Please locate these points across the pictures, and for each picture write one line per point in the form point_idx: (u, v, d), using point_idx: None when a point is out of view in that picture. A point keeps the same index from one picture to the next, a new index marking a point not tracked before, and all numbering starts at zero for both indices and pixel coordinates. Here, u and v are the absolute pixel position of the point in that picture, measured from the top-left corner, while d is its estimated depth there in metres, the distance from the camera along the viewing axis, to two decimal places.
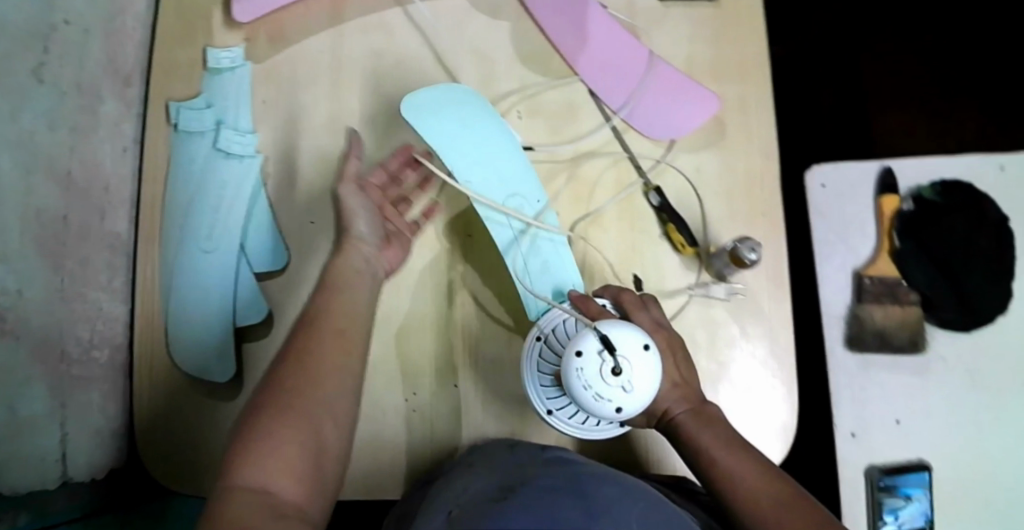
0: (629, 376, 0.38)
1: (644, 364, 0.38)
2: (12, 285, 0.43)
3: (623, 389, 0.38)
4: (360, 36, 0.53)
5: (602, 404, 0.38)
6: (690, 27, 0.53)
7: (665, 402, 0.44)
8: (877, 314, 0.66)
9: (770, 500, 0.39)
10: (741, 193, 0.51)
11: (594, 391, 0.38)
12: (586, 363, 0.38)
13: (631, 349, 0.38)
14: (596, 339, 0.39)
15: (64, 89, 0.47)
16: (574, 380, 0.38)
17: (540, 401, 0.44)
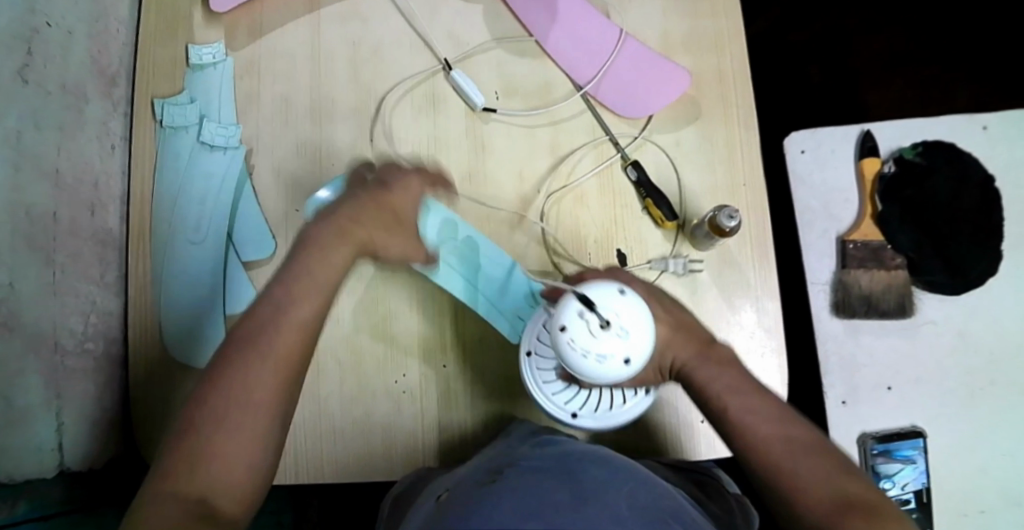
0: (620, 322, 0.34)
1: (628, 304, 0.34)
2: (4, 278, 0.44)
3: (620, 338, 0.34)
4: (337, 27, 0.54)
5: (611, 364, 0.34)
6: (663, 1, 0.53)
7: (673, 353, 0.42)
8: (863, 279, 0.62)
9: (783, 447, 0.37)
10: (722, 164, 0.51)
11: (596, 355, 0.33)
12: (574, 333, 0.34)
13: (608, 298, 0.34)
14: (573, 303, 0.34)
15: (49, 90, 0.48)
16: (575, 356, 0.34)
17: (560, 408, 0.43)
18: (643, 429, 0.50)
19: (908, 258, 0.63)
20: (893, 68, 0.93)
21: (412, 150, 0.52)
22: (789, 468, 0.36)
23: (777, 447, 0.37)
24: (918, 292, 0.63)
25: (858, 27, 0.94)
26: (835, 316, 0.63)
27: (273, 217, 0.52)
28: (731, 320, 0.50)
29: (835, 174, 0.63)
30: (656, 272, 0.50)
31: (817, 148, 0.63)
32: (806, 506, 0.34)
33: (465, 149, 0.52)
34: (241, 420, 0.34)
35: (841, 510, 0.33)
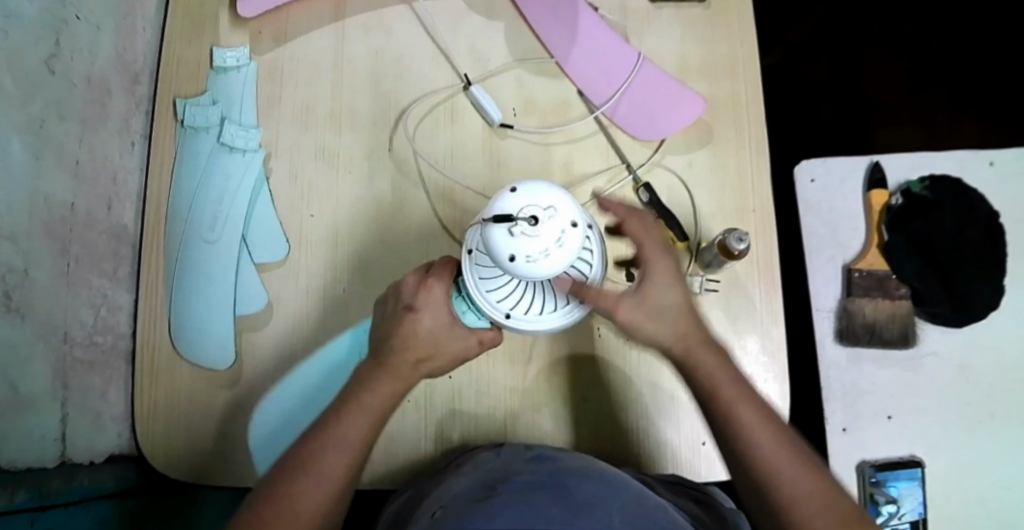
0: (538, 204, 0.30)
1: (528, 186, 0.31)
2: (19, 265, 0.44)
3: (553, 216, 0.30)
4: (361, 37, 0.55)
5: (569, 239, 0.31)
6: (681, 28, 0.55)
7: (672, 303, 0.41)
8: (867, 308, 0.62)
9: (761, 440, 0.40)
10: (731, 188, 0.52)
11: (553, 247, 0.30)
12: (520, 251, 0.30)
13: (512, 202, 0.31)
14: (495, 229, 0.31)
15: (75, 81, 0.49)
16: (544, 263, 0.31)
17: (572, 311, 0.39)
18: (642, 445, 0.51)
19: (912, 288, 0.64)
20: (902, 102, 0.94)
21: (428, 162, 0.53)
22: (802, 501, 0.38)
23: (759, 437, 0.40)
24: (922, 322, 0.63)
25: (868, 60, 0.95)
26: (840, 343, 0.63)
27: (288, 219, 0.52)
28: (735, 343, 0.50)
29: (842, 205, 0.64)
30: None
31: (827, 177, 0.64)
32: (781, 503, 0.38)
33: (480, 162, 0.53)
34: (288, 498, 0.38)
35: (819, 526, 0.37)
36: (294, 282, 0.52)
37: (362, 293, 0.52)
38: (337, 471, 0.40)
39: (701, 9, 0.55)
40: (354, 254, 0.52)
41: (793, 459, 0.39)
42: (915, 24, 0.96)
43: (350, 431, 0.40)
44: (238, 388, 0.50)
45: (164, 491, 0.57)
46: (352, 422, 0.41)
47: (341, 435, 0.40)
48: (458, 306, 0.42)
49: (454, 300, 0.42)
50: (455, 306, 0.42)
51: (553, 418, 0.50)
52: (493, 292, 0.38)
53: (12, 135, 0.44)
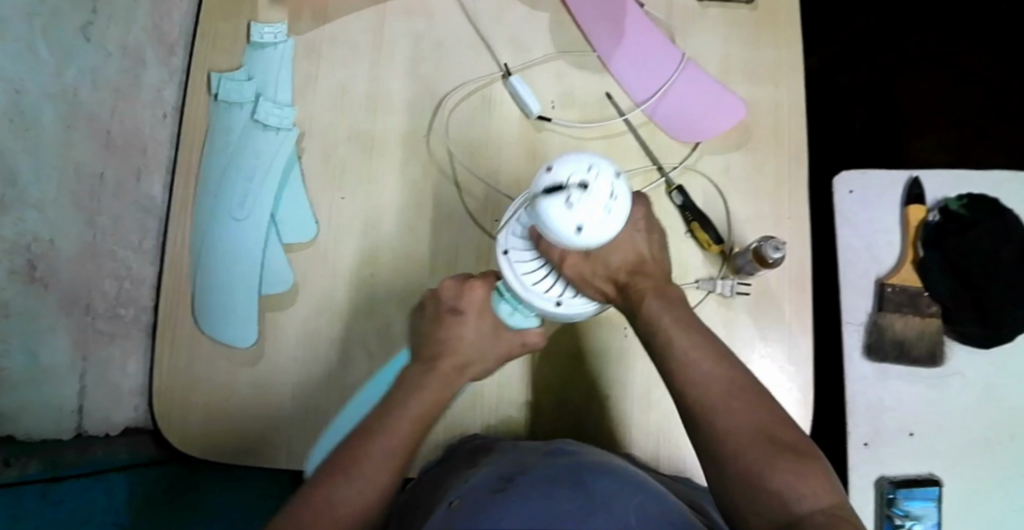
0: (581, 170, 0.33)
1: (565, 160, 0.34)
2: (45, 234, 0.44)
3: (596, 175, 0.33)
4: (401, 21, 0.54)
5: (619, 191, 0.33)
6: (727, 29, 0.54)
7: (671, 311, 0.41)
8: (898, 323, 0.62)
9: (720, 388, 0.38)
10: (769, 194, 0.51)
11: (609, 203, 0.33)
12: (584, 218, 0.33)
13: (560, 172, 0.33)
14: (551, 206, 0.33)
15: (110, 49, 0.48)
16: (606, 222, 0.33)
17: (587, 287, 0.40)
18: (663, 448, 0.51)
19: (943, 307, 0.64)
20: (930, 119, 0.94)
21: (463, 151, 0.52)
22: (755, 468, 0.36)
23: (716, 386, 0.38)
24: (949, 341, 0.63)
25: (899, 74, 0.95)
26: (867, 358, 0.63)
27: (319, 202, 0.52)
28: (762, 352, 0.50)
29: (879, 219, 0.64)
30: (704, 292, 0.50)
31: (866, 190, 0.64)
32: (736, 450, 0.36)
33: (516, 153, 0.52)
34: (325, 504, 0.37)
35: (776, 471, 0.35)
36: (323, 264, 0.51)
37: (390, 280, 0.51)
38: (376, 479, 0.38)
39: (746, 13, 0.54)
40: (382, 240, 0.51)
41: (746, 410, 0.38)
42: (950, 41, 0.95)
43: (395, 434, 0.40)
44: (261, 368, 0.50)
45: (181, 460, 0.57)
46: (397, 423, 0.40)
47: (385, 444, 0.39)
48: (502, 310, 0.43)
49: (495, 305, 0.43)
50: (500, 311, 0.43)
51: (574, 417, 0.51)
52: (536, 283, 0.40)
53: (46, 102, 0.43)
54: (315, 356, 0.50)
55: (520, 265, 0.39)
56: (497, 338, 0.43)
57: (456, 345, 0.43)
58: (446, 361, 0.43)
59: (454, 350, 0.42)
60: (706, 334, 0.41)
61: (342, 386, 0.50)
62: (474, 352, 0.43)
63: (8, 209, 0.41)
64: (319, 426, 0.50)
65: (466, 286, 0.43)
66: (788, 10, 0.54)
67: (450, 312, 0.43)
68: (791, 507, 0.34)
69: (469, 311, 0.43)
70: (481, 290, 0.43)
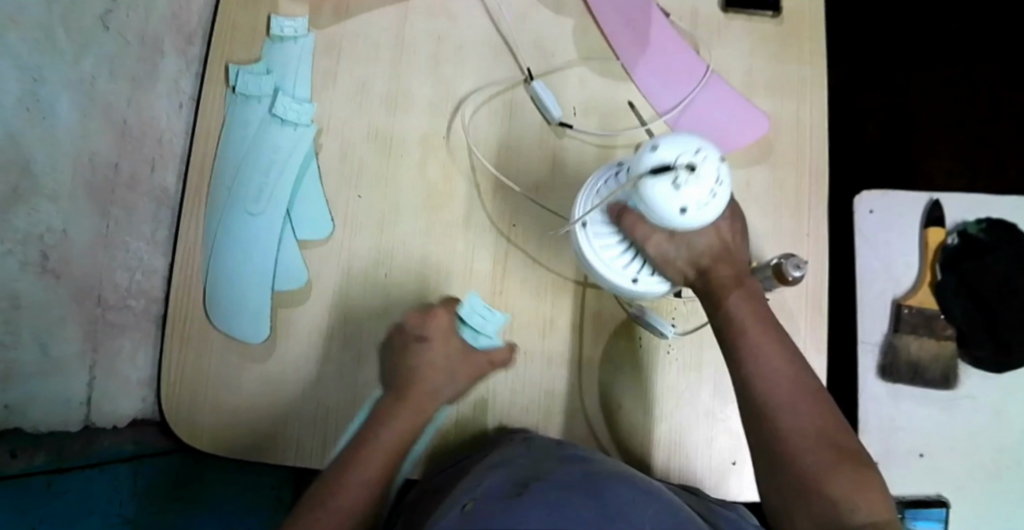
0: (689, 151, 0.34)
1: (668, 140, 0.35)
2: (59, 224, 0.43)
3: (702, 158, 0.34)
4: (424, 20, 0.53)
5: (724, 174, 0.34)
6: (753, 40, 0.53)
7: (746, 301, 0.42)
8: (912, 345, 0.67)
9: (785, 384, 0.39)
10: (789, 210, 0.51)
11: (714, 187, 0.34)
12: (688, 199, 0.34)
13: (665, 152, 0.34)
14: (657, 185, 0.34)
15: (128, 38, 0.48)
16: (710, 206, 0.34)
17: (630, 275, 0.41)
18: (674, 462, 0.49)
19: (959, 329, 0.67)
20: (945, 138, 0.93)
21: (484, 155, 0.52)
22: (811, 474, 0.36)
23: (780, 386, 0.39)
24: (963, 365, 0.67)
25: (912, 91, 0.94)
26: (880, 378, 0.68)
27: (335, 200, 0.51)
28: None
29: (899, 243, 0.68)
30: None
31: (884, 211, 0.68)
32: (793, 454, 0.37)
33: (537, 158, 0.52)
34: None
35: (831, 478, 0.36)
36: (337, 263, 0.51)
37: (405, 282, 0.51)
38: (353, 507, 0.40)
39: (772, 26, 0.53)
40: (399, 239, 0.51)
41: (810, 410, 0.38)
42: (965, 61, 0.95)
43: (371, 466, 0.42)
44: (271, 365, 0.50)
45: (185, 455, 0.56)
46: (372, 457, 0.43)
47: (355, 477, 0.41)
48: (467, 335, 0.47)
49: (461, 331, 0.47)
50: (467, 337, 0.47)
51: (587, 427, 0.49)
52: (614, 260, 0.40)
53: (62, 91, 0.43)
54: (328, 354, 0.50)
55: (601, 241, 0.40)
56: (468, 361, 0.46)
57: (422, 371, 0.46)
58: (416, 388, 0.46)
59: (417, 383, 0.46)
60: (785, 341, 0.41)
61: (355, 386, 0.50)
62: (437, 382, 0.46)
63: (22, 199, 0.40)
64: (328, 427, 0.49)
65: (430, 315, 0.47)
66: (815, 26, 0.53)
67: (415, 342, 0.46)
68: (845, 516, 0.35)
69: (433, 338, 0.46)
70: (444, 320, 0.47)
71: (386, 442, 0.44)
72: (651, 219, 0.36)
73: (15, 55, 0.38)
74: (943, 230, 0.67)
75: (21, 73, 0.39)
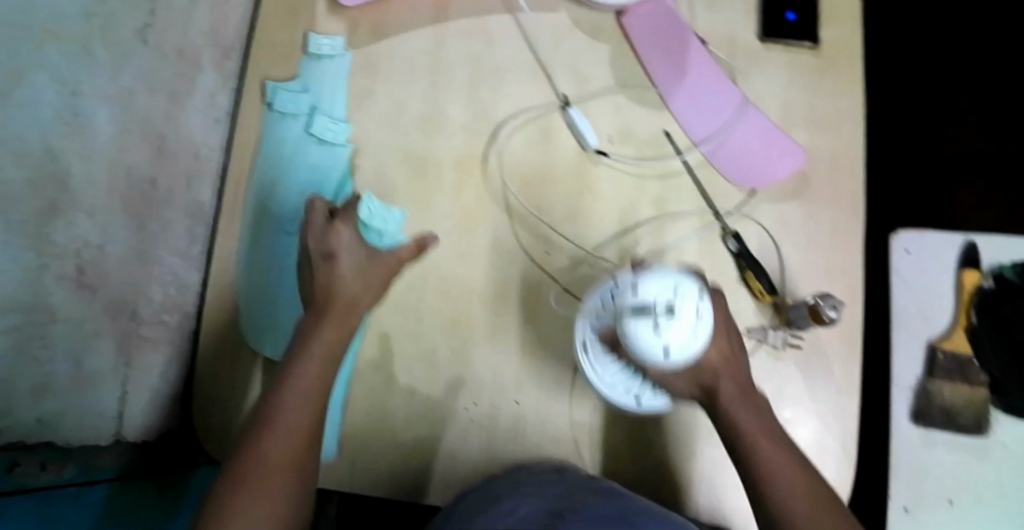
0: (666, 291, 0.36)
1: (647, 280, 0.37)
2: (94, 237, 0.46)
3: (678, 296, 0.36)
4: (460, 41, 0.53)
5: (702, 310, 0.36)
6: (793, 70, 0.52)
7: (749, 411, 0.42)
8: (946, 390, 0.64)
9: (799, 491, 0.40)
10: (824, 246, 0.51)
11: (694, 323, 0.36)
12: (670, 338, 0.36)
13: (646, 293, 0.36)
14: (639, 328, 0.36)
15: (164, 53, 0.50)
16: (693, 342, 0.36)
17: (631, 397, 0.43)
18: (700, 495, 0.50)
19: (991, 376, 0.64)
20: (976, 166, 0.92)
21: (517, 180, 0.52)
22: None
23: (797, 500, 0.40)
24: (996, 412, 0.62)
25: (948, 117, 0.93)
26: (914, 424, 0.64)
27: (368, 221, 0.51)
28: (805, 407, 0.50)
29: (936, 281, 0.64)
30: (755, 341, 0.50)
31: (920, 249, 0.65)
32: None
33: (572, 185, 0.52)
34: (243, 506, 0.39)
35: None
36: None
37: (435, 306, 0.51)
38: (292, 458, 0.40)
39: (811, 57, 0.53)
40: (431, 264, 0.51)
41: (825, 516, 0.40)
42: (997, 86, 0.93)
43: (291, 406, 0.41)
44: None
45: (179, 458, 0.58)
46: (305, 402, 0.41)
47: (283, 423, 0.41)
48: (372, 235, 0.50)
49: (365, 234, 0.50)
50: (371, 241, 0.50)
51: (615, 460, 0.50)
52: (615, 384, 0.43)
53: (101, 105, 0.47)
54: (357, 375, 0.50)
55: (601, 365, 0.43)
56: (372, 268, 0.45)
57: (332, 286, 0.44)
58: (338, 299, 0.44)
59: (335, 295, 0.44)
60: (793, 455, 0.42)
61: (385, 408, 0.50)
62: (354, 294, 0.44)
63: (59, 212, 0.45)
64: (359, 449, 0.50)
65: (329, 229, 0.45)
66: (855, 60, 0.53)
67: (322, 260, 0.45)
68: None
69: (337, 252, 0.45)
70: (346, 233, 0.45)
71: (306, 380, 0.42)
72: (640, 361, 0.37)
73: (54, 74, 0.44)
74: (978, 273, 0.64)
75: (61, 86, 0.45)
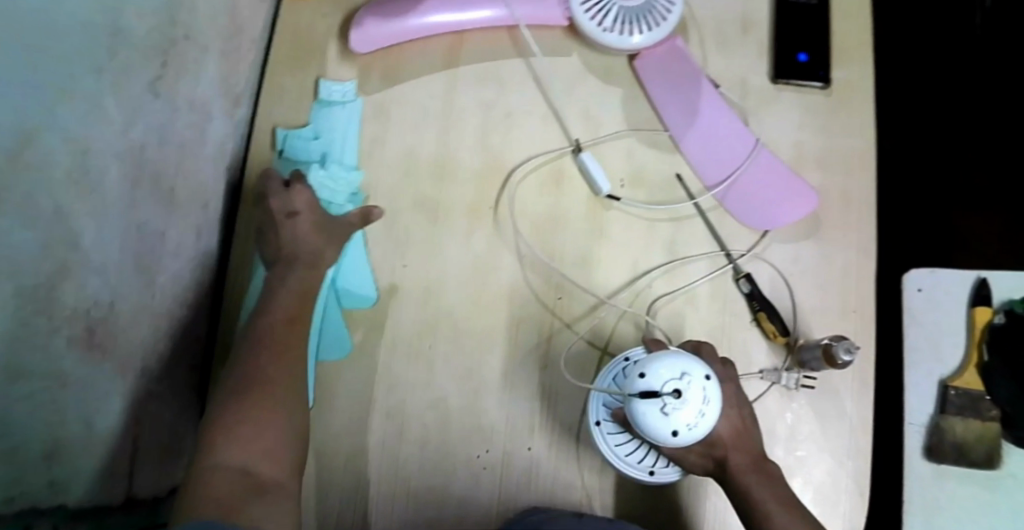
0: (675, 377, 0.38)
1: (657, 364, 0.38)
2: (107, 297, 0.42)
3: (686, 381, 0.38)
4: (472, 85, 0.53)
5: (710, 393, 0.38)
6: (803, 112, 0.53)
7: (762, 484, 0.43)
8: (958, 427, 0.64)
9: None
10: (836, 287, 0.51)
11: (702, 407, 0.37)
12: (678, 421, 0.37)
13: (656, 377, 0.38)
14: (647, 411, 0.38)
15: (177, 105, 0.46)
16: (700, 424, 0.38)
17: (643, 467, 0.46)
18: None
19: (1004, 412, 0.63)
20: None
21: (530, 225, 0.51)
22: None
23: None
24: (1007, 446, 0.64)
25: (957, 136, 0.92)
26: (926, 458, 0.67)
27: (380, 268, 0.51)
28: (818, 448, 0.50)
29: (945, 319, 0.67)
30: (767, 383, 0.50)
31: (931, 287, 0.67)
32: None
33: (586, 229, 0.51)
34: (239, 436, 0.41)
35: None
36: (382, 332, 0.50)
37: (449, 353, 0.50)
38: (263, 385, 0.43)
39: (822, 97, 0.53)
40: (444, 310, 0.51)
41: None
42: None
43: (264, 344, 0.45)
44: None
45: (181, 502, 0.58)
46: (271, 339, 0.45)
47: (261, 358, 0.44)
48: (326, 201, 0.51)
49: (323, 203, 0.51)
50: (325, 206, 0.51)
51: (630, 505, 0.49)
52: (629, 456, 0.46)
53: (112, 162, 0.40)
54: (369, 426, 0.49)
55: (613, 439, 0.46)
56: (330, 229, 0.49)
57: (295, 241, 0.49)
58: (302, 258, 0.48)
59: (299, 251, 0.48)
60: (809, 521, 0.42)
61: (397, 457, 0.49)
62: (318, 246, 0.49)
63: (69, 275, 0.38)
64: (371, 502, 0.49)
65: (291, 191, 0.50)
66: (866, 101, 0.53)
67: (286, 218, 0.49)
68: None
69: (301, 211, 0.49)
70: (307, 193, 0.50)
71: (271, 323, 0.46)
72: (647, 436, 0.39)
73: (64, 128, 0.35)
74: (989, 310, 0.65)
75: (69, 145, 0.36)
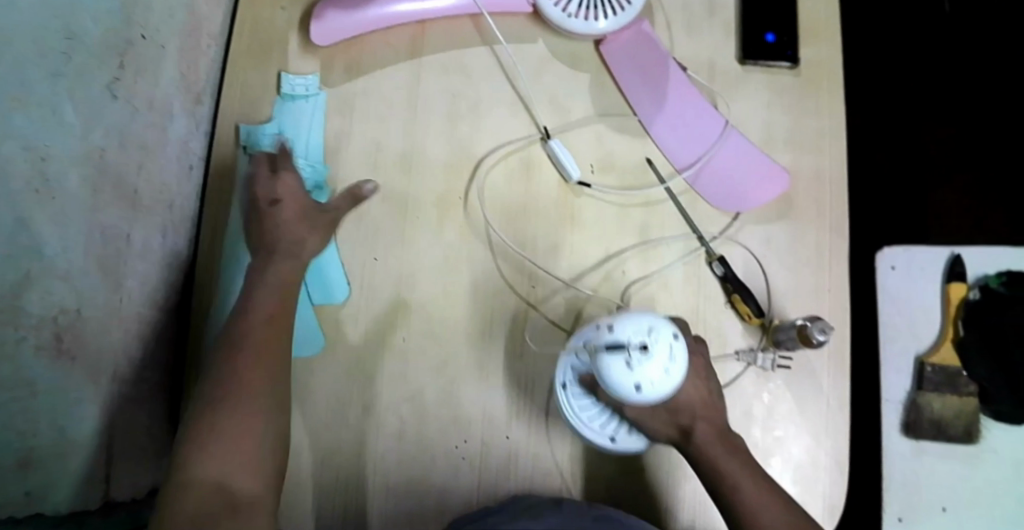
0: (642, 331, 0.37)
1: (626, 320, 0.38)
2: (72, 304, 0.41)
3: (653, 336, 0.37)
4: (437, 76, 0.53)
5: (676, 351, 0.37)
6: (772, 91, 0.53)
7: (730, 456, 0.42)
8: (936, 403, 0.65)
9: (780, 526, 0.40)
10: (810, 266, 0.51)
11: (668, 364, 0.37)
12: (642, 375, 0.36)
13: (623, 332, 0.37)
14: (612, 364, 0.37)
15: (136, 106, 0.45)
16: (665, 382, 0.37)
17: (605, 434, 0.46)
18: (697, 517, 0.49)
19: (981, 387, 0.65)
20: None
21: (500, 213, 0.51)
22: None
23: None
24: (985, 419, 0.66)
25: (934, 113, 0.92)
26: (904, 435, 0.67)
27: (350, 263, 0.50)
28: (797, 426, 0.49)
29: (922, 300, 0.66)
30: (743, 365, 0.49)
31: (907, 265, 0.66)
32: None
33: (556, 216, 0.51)
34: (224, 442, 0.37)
35: None
36: (355, 327, 0.50)
37: (424, 345, 0.50)
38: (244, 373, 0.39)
39: (790, 77, 0.53)
40: (416, 302, 0.50)
41: None
42: None
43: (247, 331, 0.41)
44: None
45: None
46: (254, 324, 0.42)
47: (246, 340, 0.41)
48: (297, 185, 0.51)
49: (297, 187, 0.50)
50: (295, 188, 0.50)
51: (608, 487, 0.49)
52: (591, 421, 0.45)
53: (70, 167, 0.39)
54: (345, 421, 0.49)
55: (577, 403, 0.46)
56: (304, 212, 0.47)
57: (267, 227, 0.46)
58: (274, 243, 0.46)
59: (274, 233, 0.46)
60: (778, 493, 0.41)
61: (375, 451, 0.49)
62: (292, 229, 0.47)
63: (34, 282, 0.38)
64: (349, 496, 0.48)
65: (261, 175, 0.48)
66: (834, 80, 0.53)
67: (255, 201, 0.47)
68: None
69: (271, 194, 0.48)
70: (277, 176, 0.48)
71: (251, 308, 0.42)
72: (611, 394, 0.38)
73: (22, 136, 0.35)
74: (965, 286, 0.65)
75: (32, 152, 0.36)
